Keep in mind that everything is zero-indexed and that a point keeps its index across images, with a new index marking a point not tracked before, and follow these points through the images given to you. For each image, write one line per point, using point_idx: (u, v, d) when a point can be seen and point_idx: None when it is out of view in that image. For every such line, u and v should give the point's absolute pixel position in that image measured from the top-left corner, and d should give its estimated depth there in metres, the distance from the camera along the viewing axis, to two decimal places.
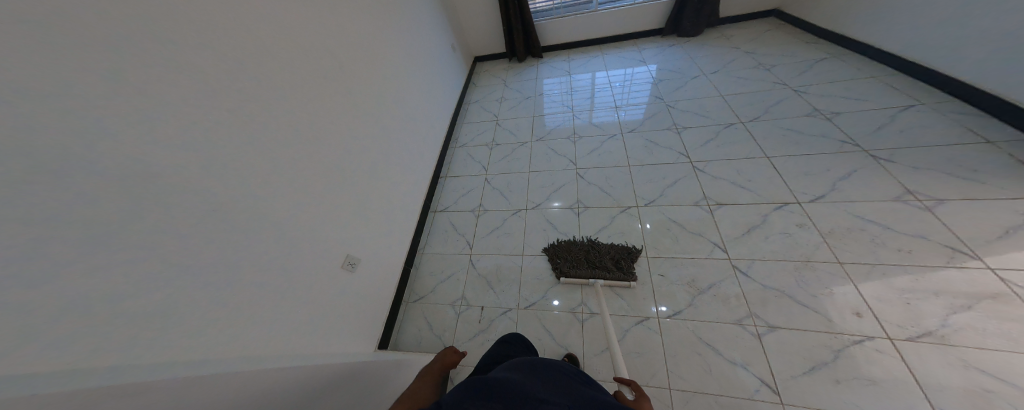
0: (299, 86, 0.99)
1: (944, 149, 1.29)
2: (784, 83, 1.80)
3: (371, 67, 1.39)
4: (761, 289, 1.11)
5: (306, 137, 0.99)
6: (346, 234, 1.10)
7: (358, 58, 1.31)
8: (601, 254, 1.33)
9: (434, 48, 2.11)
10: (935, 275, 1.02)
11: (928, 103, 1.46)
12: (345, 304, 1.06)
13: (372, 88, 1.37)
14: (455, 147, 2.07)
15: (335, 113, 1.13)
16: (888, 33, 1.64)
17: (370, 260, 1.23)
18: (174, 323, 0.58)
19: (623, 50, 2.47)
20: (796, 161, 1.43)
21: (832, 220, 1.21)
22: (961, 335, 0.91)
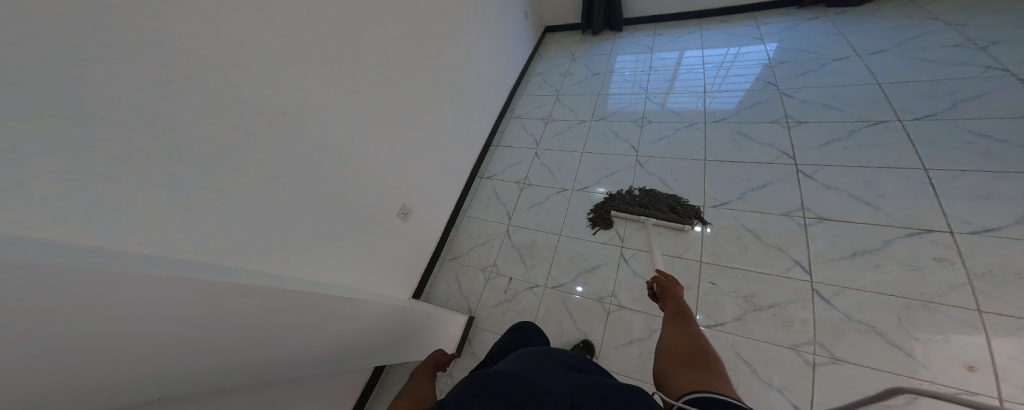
0: (372, 28, 0.98)
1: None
2: (1002, 68, 1.32)
3: (444, 17, 1.35)
4: (846, 322, 0.98)
5: (372, 82, 0.99)
6: (400, 182, 1.13)
7: (433, 6, 1.27)
8: (656, 201, 1.37)
9: (510, 10, 2.01)
10: None
11: None
12: (389, 249, 1.11)
13: (441, 40, 1.33)
14: (512, 116, 2.02)
15: (403, 60, 1.12)
16: None
17: (420, 212, 1.27)
18: (237, 235, 0.65)
19: (735, 25, 2.12)
20: (972, 175, 1.11)
21: (997, 260, 0.95)
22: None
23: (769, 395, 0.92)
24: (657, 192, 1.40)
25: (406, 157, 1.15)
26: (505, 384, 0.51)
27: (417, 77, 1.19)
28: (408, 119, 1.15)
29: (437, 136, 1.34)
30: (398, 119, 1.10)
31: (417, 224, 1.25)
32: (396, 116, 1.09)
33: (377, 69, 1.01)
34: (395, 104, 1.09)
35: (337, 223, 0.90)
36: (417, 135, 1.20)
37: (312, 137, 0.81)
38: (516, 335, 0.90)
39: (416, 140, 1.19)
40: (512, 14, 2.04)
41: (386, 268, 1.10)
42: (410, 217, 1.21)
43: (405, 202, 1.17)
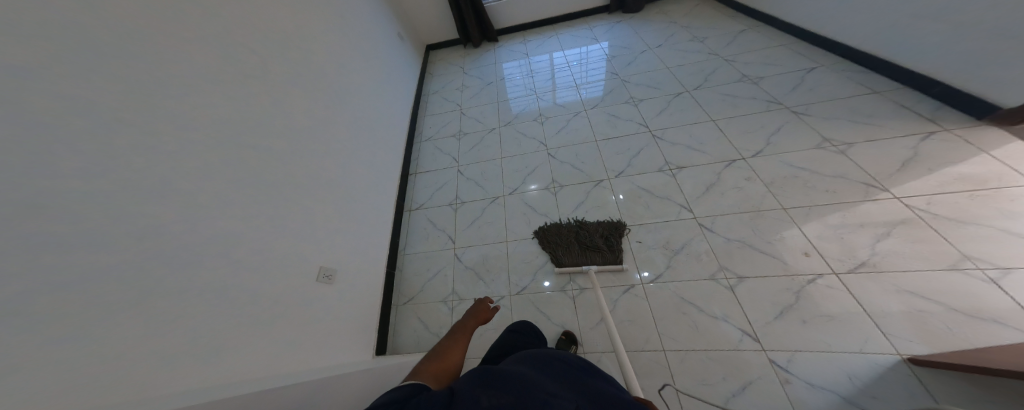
0: (237, 89, 0.87)
1: (840, 101, 1.54)
2: (714, 54, 1.98)
3: (312, 63, 1.26)
4: (727, 242, 1.28)
5: (258, 148, 0.88)
6: (322, 245, 1.02)
7: (296, 55, 1.18)
8: (591, 238, 1.35)
9: (380, 38, 1.97)
10: (859, 210, 1.24)
11: (826, 65, 1.72)
12: (334, 322, 0.99)
13: (318, 86, 1.25)
14: (421, 142, 1.98)
15: (283, 116, 1.02)
16: (793, 6, 1.90)
17: (350, 272, 1.15)
18: (170, 366, 0.51)
19: (575, 28, 2.49)
20: (735, 121, 1.60)
21: (771, 172, 1.41)
22: (887, 261, 1.11)
23: (719, 325, 1.10)
24: (589, 226, 1.38)
25: (319, 218, 1.04)
26: (509, 378, 0.53)
27: (304, 131, 1.10)
28: (307, 177, 1.05)
29: (345, 186, 1.24)
30: (297, 181, 0.99)
31: (353, 285, 1.14)
32: (293, 177, 0.98)
33: (259, 132, 0.90)
34: (289, 164, 0.98)
35: (276, 317, 0.77)
36: (323, 191, 1.10)
37: (220, 233, 0.69)
38: (513, 337, 0.86)
39: (325, 197, 1.10)
40: (385, 44, 2.00)
41: (338, 342, 0.97)
42: (337, 276, 1.06)
43: (333, 265, 1.05)
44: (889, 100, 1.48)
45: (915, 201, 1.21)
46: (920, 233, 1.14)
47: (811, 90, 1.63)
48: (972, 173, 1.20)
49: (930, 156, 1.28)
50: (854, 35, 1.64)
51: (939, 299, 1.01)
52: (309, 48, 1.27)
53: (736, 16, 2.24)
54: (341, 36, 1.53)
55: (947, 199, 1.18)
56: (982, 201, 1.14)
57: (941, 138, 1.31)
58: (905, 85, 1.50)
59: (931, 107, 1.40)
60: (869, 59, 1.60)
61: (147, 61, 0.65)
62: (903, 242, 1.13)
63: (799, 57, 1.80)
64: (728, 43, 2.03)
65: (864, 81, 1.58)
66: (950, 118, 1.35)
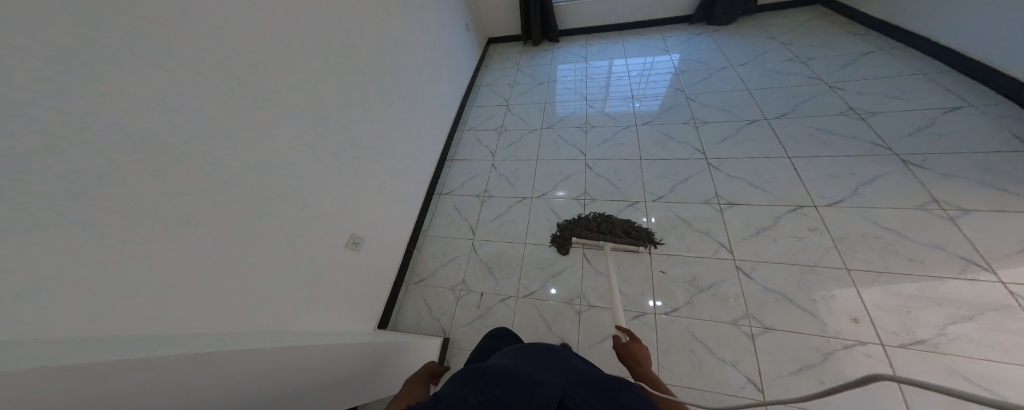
0: (309, 65, 1.00)
1: (980, 156, 1.20)
2: (819, 79, 1.69)
3: (380, 47, 1.38)
4: (764, 292, 1.12)
5: (315, 115, 1.00)
6: (353, 211, 1.13)
7: (368, 38, 1.30)
8: (612, 225, 1.37)
9: (447, 27, 2.06)
10: (941, 284, 1.00)
11: (975, 104, 1.36)
12: (348, 280, 1.10)
13: (380, 69, 1.36)
14: (464, 131, 2.05)
15: (345, 92, 1.14)
16: (944, 26, 1.52)
17: (376, 240, 1.26)
18: (176, 295, 0.60)
19: (646, 37, 2.33)
20: (818, 162, 1.36)
21: (846, 226, 1.17)
22: (955, 345, 0.91)
23: (726, 370, 0.99)
24: (614, 219, 1.39)
25: (355, 186, 1.15)
26: (494, 375, 0.54)
27: (361, 108, 1.22)
28: (353, 149, 1.16)
29: (386, 163, 1.36)
30: (343, 150, 1.11)
31: (375, 252, 1.25)
32: (341, 146, 1.10)
33: (319, 104, 1.02)
34: (340, 135, 1.10)
35: (294, 262, 0.88)
36: (365, 162, 1.22)
37: (261, 188, 0.80)
38: (492, 342, 0.85)
39: (365, 168, 1.21)
40: (451, 34, 2.10)
41: (347, 296, 1.08)
42: (364, 246, 1.18)
43: (359, 230, 1.16)
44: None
45: None
46: (1013, 324, 0.91)
47: (940, 135, 1.30)
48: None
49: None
50: (1023, 74, 1.26)
51: (1002, 393, 0.83)
52: (381, 33, 1.39)
53: (864, 35, 1.86)
54: (411, 23, 1.64)
55: None
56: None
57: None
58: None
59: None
60: None
61: (238, 36, 0.78)
62: (988, 330, 0.91)
63: (933, 92, 1.45)
64: (837, 69, 1.72)
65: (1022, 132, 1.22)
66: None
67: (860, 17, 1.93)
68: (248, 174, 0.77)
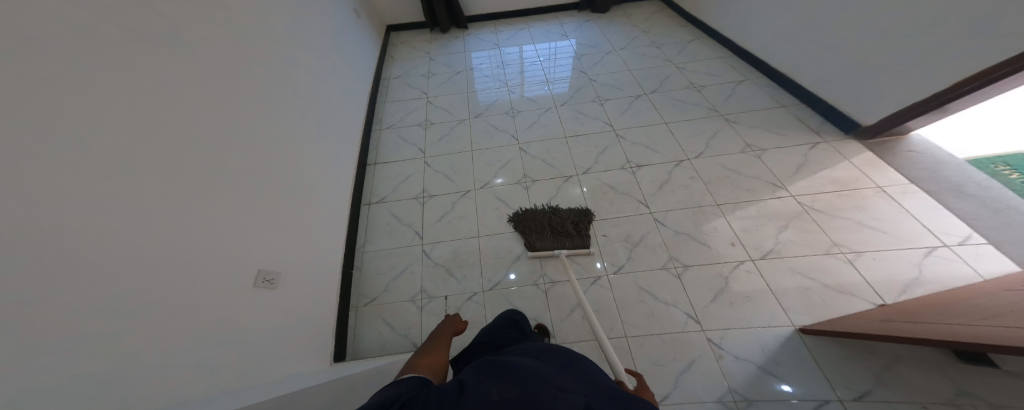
0: (139, 57, 0.71)
1: (761, 112, 1.78)
2: (669, 61, 2.14)
3: (239, 33, 1.08)
4: (676, 235, 1.44)
5: (169, 126, 0.73)
6: (255, 245, 0.90)
7: (218, 20, 1.00)
8: (561, 220, 1.42)
9: (329, 11, 1.75)
10: (767, 205, 1.49)
11: (749, 80, 1.98)
12: (280, 328, 0.89)
13: (245, 61, 1.07)
14: (381, 129, 1.83)
15: (203, 93, 0.86)
16: (730, 21, 2.12)
17: (296, 271, 1.03)
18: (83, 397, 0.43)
19: (545, 23, 2.50)
20: (685, 125, 1.77)
21: (709, 173, 1.59)
22: (787, 249, 1.37)
23: (670, 311, 1.24)
24: (561, 213, 1.45)
25: (247, 215, 0.91)
26: (516, 372, 0.49)
27: (230, 112, 0.95)
28: (234, 165, 0.91)
29: (281, 178, 1.10)
30: (222, 172, 0.86)
31: (301, 287, 1.04)
32: (217, 165, 0.84)
33: (170, 109, 0.75)
34: (212, 150, 0.84)
35: (201, 325, 0.66)
36: (253, 183, 0.97)
37: (122, 238, 0.57)
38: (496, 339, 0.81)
39: (255, 189, 0.97)
40: (336, 19, 1.80)
41: (282, 348, 0.87)
42: (280, 281, 0.95)
43: (267, 267, 0.93)
44: (792, 114, 1.75)
45: (806, 198, 1.49)
46: (809, 224, 1.43)
47: (738, 101, 1.85)
48: (842, 176, 1.52)
49: (818, 162, 1.58)
50: (773, 56, 1.91)
51: (818, 278, 1.29)
52: (236, 14, 1.08)
53: (685, 26, 2.43)
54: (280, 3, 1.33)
55: (825, 196, 1.48)
56: (847, 199, 1.46)
57: (821, 147, 1.62)
58: (803, 102, 1.78)
59: (818, 121, 1.71)
60: (784, 82, 1.86)
61: (30, 14, 0.51)
62: (797, 232, 1.41)
63: (728, 71, 2.04)
64: (680, 51, 2.21)
65: (775, 97, 1.86)
66: (832, 132, 1.66)
67: (682, 11, 2.50)
68: (93, 222, 0.52)
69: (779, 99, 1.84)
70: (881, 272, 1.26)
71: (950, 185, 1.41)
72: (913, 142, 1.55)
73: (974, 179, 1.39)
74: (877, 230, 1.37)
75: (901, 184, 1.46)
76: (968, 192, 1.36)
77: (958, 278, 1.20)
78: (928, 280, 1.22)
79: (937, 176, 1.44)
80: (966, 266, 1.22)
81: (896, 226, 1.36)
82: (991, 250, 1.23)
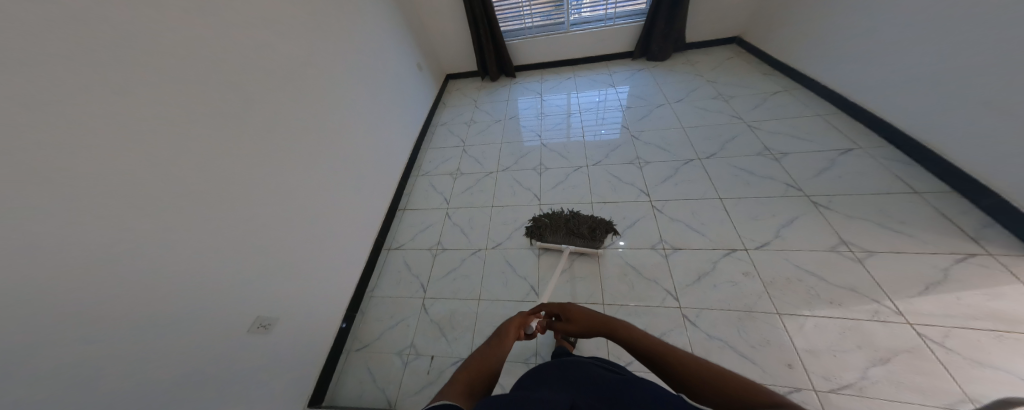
0: (201, 144, 0.90)
1: (872, 198, 1.32)
2: (739, 117, 1.82)
3: (303, 107, 1.31)
4: (709, 340, 1.12)
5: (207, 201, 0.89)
6: (262, 293, 1.03)
7: (286, 99, 1.23)
8: (579, 224, 1.42)
9: (396, 69, 2.04)
10: (861, 327, 1.03)
11: (863, 147, 1.51)
12: (257, 366, 1.00)
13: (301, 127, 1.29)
14: (417, 175, 2.02)
15: (252, 166, 1.06)
16: (831, 70, 1.70)
17: (291, 318, 1.14)
18: None
19: (595, 72, 2.44)
20: (745, 204, 1.44)
21: (772, 270, 1.23)
22: (876, 388, 0.90)
23: None
24: (579, 218, 1.44)
25: (259, 263, 1.04)
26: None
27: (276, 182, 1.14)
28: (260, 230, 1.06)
29: (310, 226, 1.28)
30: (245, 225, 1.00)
31: (294, 326, 1.15)
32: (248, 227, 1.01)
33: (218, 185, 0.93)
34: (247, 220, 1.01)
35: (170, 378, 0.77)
36: (275, 237, 1.11)
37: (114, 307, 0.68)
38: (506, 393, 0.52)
39: (278, 243, 1.12)
40: (400, 74, 2.09)
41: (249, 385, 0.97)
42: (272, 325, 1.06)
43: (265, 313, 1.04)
44: (925, 204, 1.26)
45: (928, 330, 0.98)
46: (927, 366, 0.92)
47: (840, 178, 1.42)
48: (1012, 310, 0.96)
49: (959, 281, 1.05)
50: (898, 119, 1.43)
51: None
52: (305, 93, 1.33)
53: (769, 75, 2.06)
54: (346, 75, 1.60)
55: (967, 334, 0.95)
56: (1011, 346, 0.90)
57: (977, 262, 1.07)
58: (952, 188, 1.27)
59: (976, 221, 1.17)
60: (912, 147, 1.39)
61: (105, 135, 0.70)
62: (903, 373, 0.92)
63: (834, 133, 1.60)
64: (757, 106, 1.86)
65: (905, 174, 1.36)
66: (995, 239, 1.11)
67: (768, 58, 2.14)
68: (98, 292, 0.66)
69: (908, 177, 1.35)
70: None
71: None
72: None
73: None
74: None
75: None
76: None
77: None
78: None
79: None
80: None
81: None
82: None
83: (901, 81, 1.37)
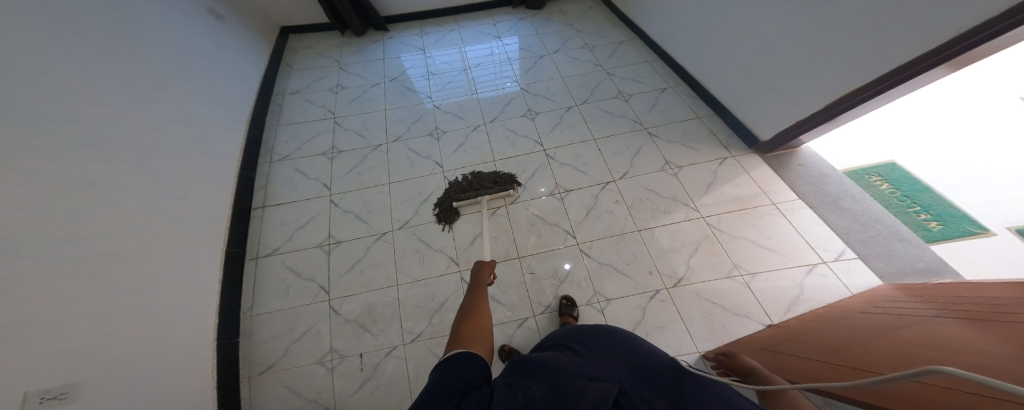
0: None
1: (677, 125, 1.72)
2: (599, 65, 2.00)
3: (39, 82, 0.87)
4: (599, 266, 1.39)
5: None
6: (81, 355, 0.78)
7: (4, 70, 0.79)
8: (482, 180, 1.57)
9: (177, 19, 1.46)
10: (671, 230, 1.43)
11: (670, 87, 1.89)
12: None
13: (49, 112, 0.86)
14: (275, 161, 1.65)
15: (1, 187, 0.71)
16: (654, 19, 2.00)
17: (111, 382, 0.82)
18: None
19: (478, 22, 2.23)
20: (612, 141, 1.69)
21: (632, 194, 1.53)
22: (694, 275, 1.32)
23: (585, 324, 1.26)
24: (482, 175, 1.59)
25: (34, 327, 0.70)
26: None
27: (33, 199, 0.77)
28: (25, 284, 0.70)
29: (119, 254, 0.95)
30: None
31: (122, 393, 0.83)
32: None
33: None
34: (19, 262, 0.70)
35: None
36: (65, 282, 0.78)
37: None
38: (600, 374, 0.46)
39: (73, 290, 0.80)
40: (188, 26, 1.50)
41: None
42: (72, 397, 0.73)
43: (88, 378, 0.78)
44: (705, 127, 1.71)
45: (711, 220, 1.44)
46: (713, 248, 1.37)
47: (661, 111, 1.78)
48: (742, 193, 1.49)
49: (722, 178, 1.54)
50: (691, 63, 1.83)
51: (709, 297, 1.26)
52: (28, 63, 0.87)
53: (618, 24, 2.26)
54: (88, 34, 1.07)
55: (728, 217, 1.44)
56: (745, 219, 1.42)
57: (728, 163, 1.58)
58: (715, 113, 1.76)
59: (726, 133, 1.69)
60: (696, 87, 1.83)
61: None
62: (704, 257, 1.35)
63: (654, 76, 1.94)
64: (611, 53, 2.07)
65: (692, 105, 1.81)
66: (736, 146, 1.64)
67: (613, 7, 2.32)
68: None
69: (695, 108, 1.79)
70: (771, 290, 1.25)
71: (830, 199, 1.42)
72: (803, 154, 1.56)
73: (849, 193, 1.42)
74: (772, 250, 1.34)
75: (790, 199, 1.45)
76: (845, 207, 1.39)
77: (831, 295, 1.22)
78: (806, 295, 1.23)
79: (822, 190, 1.45)
80: (837, 282, 1.24)
81: (785, 243, 1.35)
82: (858, 265, 1.27)
83: (696, 25, 1.73)
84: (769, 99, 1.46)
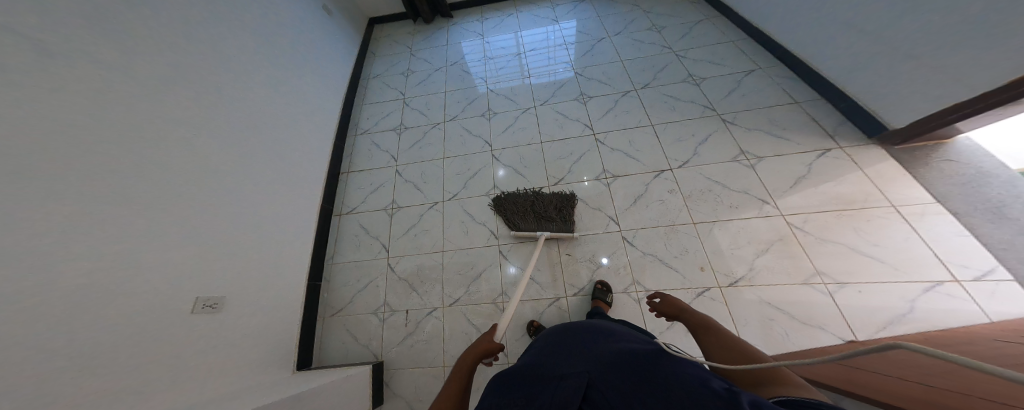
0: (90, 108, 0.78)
1: (765, 111, 1.51)
2: (668, 47, 1.86)
3: (209, 67, 1.19)
4: (643, 256, 1.31)
5: (141, 168, 0.86)
6: (223, 265, 1.04)
7: (183, 59, 1.10)
8: (545, 206, 1.43)
9: (300, 18, 1.82)
10: (743, 224, 1.26)
11: (763, 68, 1.66)
12: (223, 342, 0.97)
13: (211, 83, 1.17)
14: (357, 135, 1.95)
15: (180, 132, 1.00)
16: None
17: (240, 291, 1.08)
18: None
19: (538, 6, 2.29)
20: (672, 127, 1.57)
21: (691, 184, 1.40)
22: (760, 276, 1.15)
23: (617, 311, 1.22)
24: (544, 198, 1.46)
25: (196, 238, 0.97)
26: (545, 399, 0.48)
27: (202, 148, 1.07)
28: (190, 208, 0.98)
29: (254, 195, 1.24)
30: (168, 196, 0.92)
31: (244, 302, 1.09)
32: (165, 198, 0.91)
33: (147, 158, 0.89)
34: (188, 192, 0.98)
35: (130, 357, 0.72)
36: (216, 202, 1.07)
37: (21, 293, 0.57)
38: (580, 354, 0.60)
39: (221, 208, 1.08)
40: (305, 22, 1.86)
41: (224, 357, 0.95)
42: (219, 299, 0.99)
43: (228, 284, 1.04)
44: (803, 112, 1.46)
45: (794, 218, 1.23)
46: (791, 250, 1.17)
47: (744, 96, 1.58)
48: (846, 191, 1.23)
49: (816, 173, 1.30)
50: (794, 40, 1.59)
51: (777, 305, 1.09)
52: (205, 54, 1.19)
53: (697, 3, 2.07)
54: (244, 32, 1.41)
55: (818, 217, 1.21)
56: (844, 221, 1.18)
57: (832, 155, 1.33)
58: (822, 97, 1.49)
59: (835, 121, 1.41)
60: (799, 66, 1.58)
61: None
62: (777, 260, 1.16)
63: (742, 57, 1.73)
64: (685, 33, 1.91)
65: (789, 88, 1.56)
66: (846, 135, 1.37)
67: None
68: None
69: (793, 91, 1.55)
70: (863, 307, 1.02)
71: (986, 204, 1.09)
72: (956, 148, 1.23)
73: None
74: (877, 261, 1.09)
75: (919, 203, 1.15)
76: (1010, 216, 1.05)
77: (957, 319, 0.95)
78: (917, 315, 0.98)
79: (973, 194, 1.12)
80: (974, 306, 0.96)
81: (899, 254, 1.08)
82: (1015, 289, 0.96)
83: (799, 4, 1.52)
84: (901, 79, 1.18)
